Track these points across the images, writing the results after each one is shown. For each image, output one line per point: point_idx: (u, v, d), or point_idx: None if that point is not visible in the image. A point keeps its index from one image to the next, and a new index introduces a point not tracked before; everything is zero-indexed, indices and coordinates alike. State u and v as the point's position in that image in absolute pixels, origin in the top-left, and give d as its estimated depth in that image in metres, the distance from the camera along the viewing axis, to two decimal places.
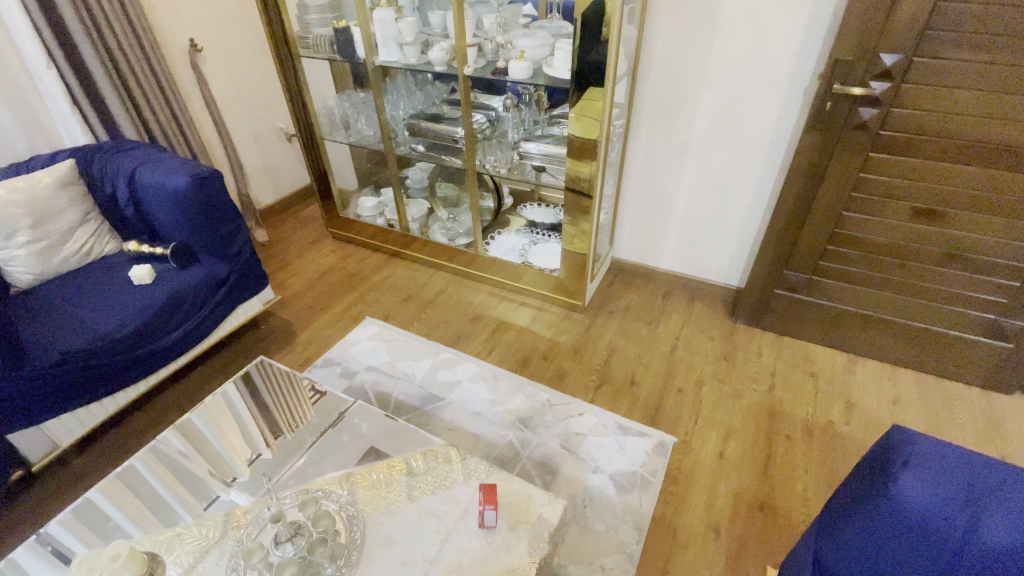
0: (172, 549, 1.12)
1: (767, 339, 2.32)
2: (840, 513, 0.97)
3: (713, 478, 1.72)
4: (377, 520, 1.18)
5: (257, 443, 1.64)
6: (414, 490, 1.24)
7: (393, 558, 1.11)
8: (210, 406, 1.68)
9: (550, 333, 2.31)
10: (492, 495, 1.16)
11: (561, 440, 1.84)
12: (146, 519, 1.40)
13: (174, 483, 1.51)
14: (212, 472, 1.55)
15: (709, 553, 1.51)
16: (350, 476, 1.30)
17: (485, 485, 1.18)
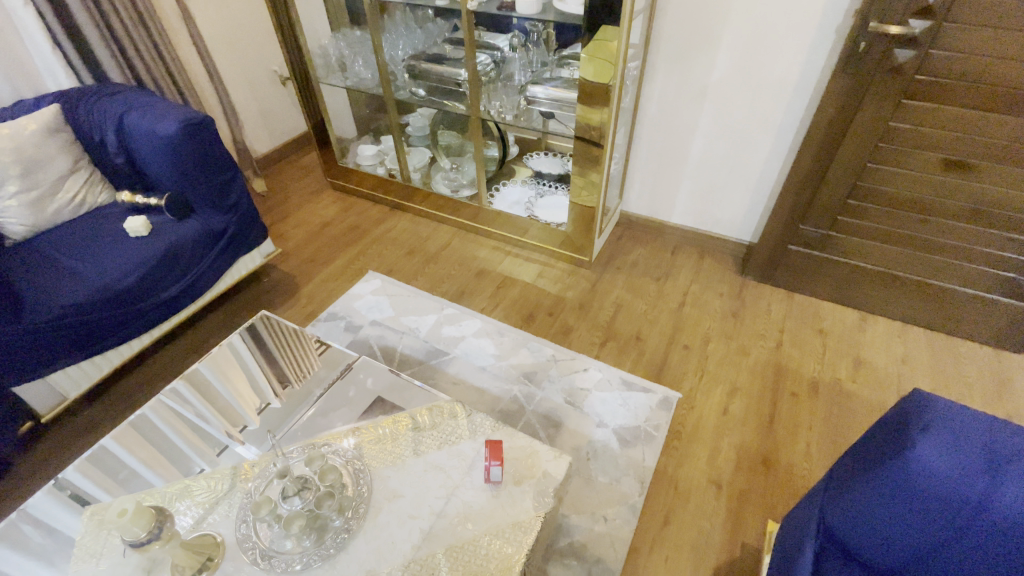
0: (182, 501, 1.14)
1: (776, 296, 2.28)
2: (846, 475, 0.98)
3: (716, 433, 1.73)
4: (383, 474, 1.19)
5: (265, 394, 1.65)
6: (421, 444, 1.24)
7: (400, 511, 1.12)
8: (217, 357, 1.67)
9: (555, 289, 2.27)
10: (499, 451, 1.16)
11: (566, 395, 1.84)
12: (161, 465, 1.43)
13: (185, 432, 1.53)
14: (222, 422, 1.57)
15: (710, 505, 1.54)
16: (356, 429, 1.30)
17: (491, 441, 1.17)
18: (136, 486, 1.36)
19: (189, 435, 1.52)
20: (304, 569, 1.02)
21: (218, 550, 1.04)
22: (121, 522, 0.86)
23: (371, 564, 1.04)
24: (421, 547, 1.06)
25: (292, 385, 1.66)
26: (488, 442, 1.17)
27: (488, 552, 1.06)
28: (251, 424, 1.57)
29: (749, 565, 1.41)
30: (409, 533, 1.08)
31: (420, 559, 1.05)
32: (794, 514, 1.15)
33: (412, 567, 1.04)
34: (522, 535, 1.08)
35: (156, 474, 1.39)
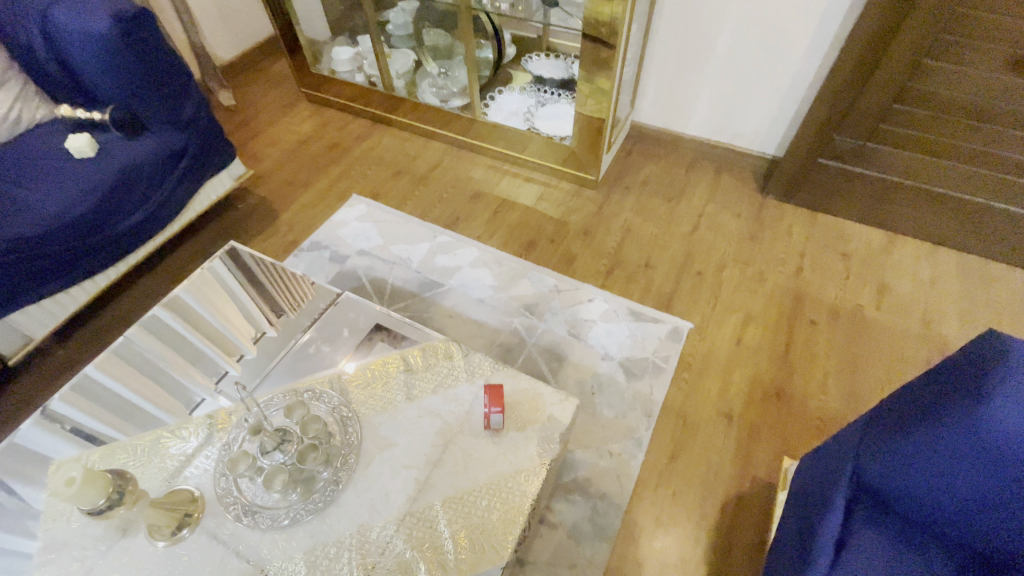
0: (161, 451, 1.05)
1: (798, 216, 2.10)
2: (892, 420, 0.88)
3: (728, 365, 1.63)
4: (371, 422, 1.08)
5: (259, 322, 1.54)
6: (412, 389, 1.12)
7: (393, 460, 1.03)
8: (199, 283, 1.52)
9: (558, 212, 2.07)
10: (499, 397, 1.05)
11: (569, 326, 1.71)
12: (160, 397, 1.36)
13: (179, 362, 1.43)
14: (217, 351, 1.47)
15: (720, 438, 1.48)
16: (348, 369, 1.18)
17: (490, 386, 1.06)
18: (138, 419, 1.29)
19: (184, 365, 1.43)
20: (292, 525, 0.95)
21: (197, 504, 0.97)
22: (69, 493, 0.76)
23: (363, 517, 0.96)
24: (416, 499, 0.98)
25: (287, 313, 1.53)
26: (487, 387, 1.06)
27: (489, 503, 0.98)
28: (248, 354, 1.48)
29: (759, 498, 1.37)
30: (403, 485, 1.00)
31: (415, 512, 0.97)
32: (818, 452, 1.09)
33: (406, 520, 0.96)
34: (525, 484, 0.99)
35: (157, 406, 1.32)
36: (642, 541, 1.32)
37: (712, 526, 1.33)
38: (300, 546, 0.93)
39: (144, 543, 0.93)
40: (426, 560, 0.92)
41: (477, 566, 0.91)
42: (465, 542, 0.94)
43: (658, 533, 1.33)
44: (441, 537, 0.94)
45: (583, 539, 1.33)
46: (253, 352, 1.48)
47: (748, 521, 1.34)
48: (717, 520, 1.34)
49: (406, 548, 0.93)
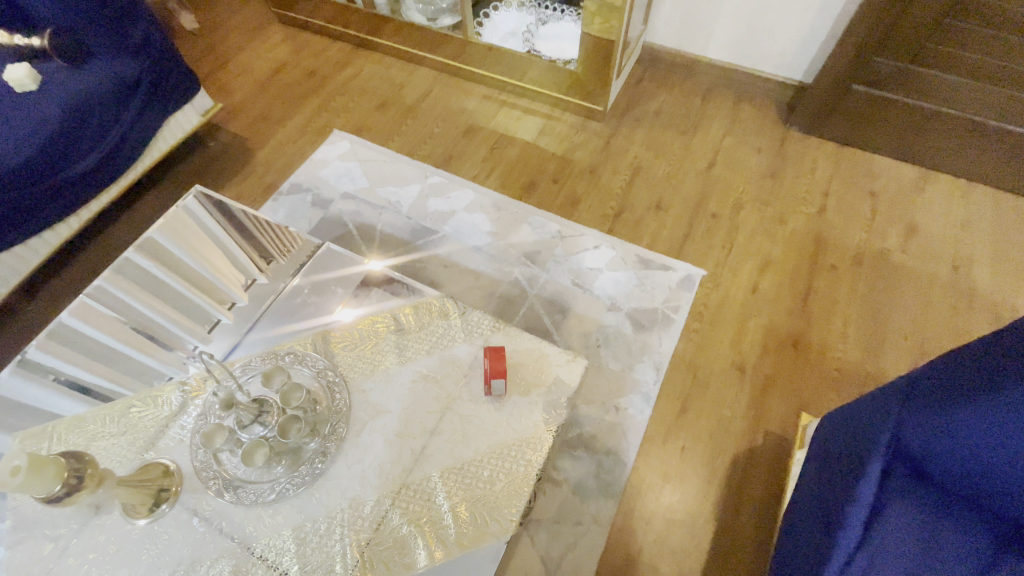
0: (136, 415, 0.97)
1: (823, 150, 1.92)
2: (934, 392, 0.81)
3: (743, 313, 1.53)
4: (360, 388, 0.98)
5: (247, 267, 1.39)
6: (403, 351, 1.02)
7: (385, 429, 0.94)
8: (176, 224, 1.37)
9: (561, 149, 1.89)
10: (501, 370, 0.93)
11: (574, 276, 1.59)
12: (151, 346, 1.24)
13: (165, 309, 1.30)
14: (204, 297, 1.34)
15: (733, 391, 1.40)
16: (347, 322, 1.09)
17: (491, 355, 0.94)
18: (130, 369, 1.19)
19: (171, 313, 1.30)
20: (279, 499, 0.87)
21: (174, 477, 0.89)
22: (16, 485, 0.67)
23: (355, 491, 0.89)
24: (412, 469, 0.91)
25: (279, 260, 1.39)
26: (487, 355, 0.94)
27: (492, 474, 0.90)
28: (239, 301, 1.34)
29: (771, 453, 1.32)
30: (396, 455, 0.92)
31: (411, 484, 0.89)
32: (836, 418, 1.02)
33: (402, 492, 0.89)
34: (530, 452, 0.92)
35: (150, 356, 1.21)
36: (649, 497, 1.27)
37: (722, 482, 1.29)
38: (288, 522, 0.86)
39: (117, 520, 0.86)
40: (425, 534, 0.86)
41: (479, 540, 0.85)
42: (466, 514, 0.87)
43: (666, 488, 1.28)
44: (441, 509, 0.88)
45: (587, 495, 1.28)
46: (243, 299, 1.35)
47: (759, 475, 1.29)
48: (727, 475, 1.29)
49: (403, 521, 0.86)
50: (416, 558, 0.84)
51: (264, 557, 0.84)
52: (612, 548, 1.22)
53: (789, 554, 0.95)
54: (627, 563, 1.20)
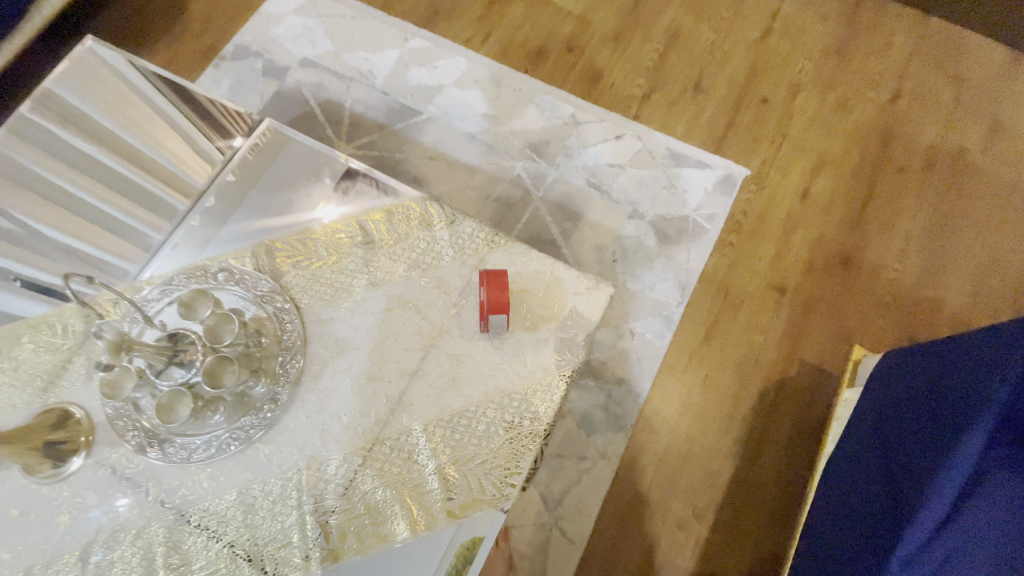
0: (30, 346, 0.76)
1: (905, 18, 1.53)
2: None
3: (788, 226, 1.28)
4: (315, 319, 0.76)
5: (199, 143, 0.98)
6: (372, 272, 0.78)
7: (352, 370, 0.73)
8: (92, 82, 1.00)
9: (577, 7, 1.48)
10: (503, 308, 0.70)
11: (588, 174, 1.30)
12: (95, 235, 0.92)
13: (99, 190, 0.95)
14: (150, 179, 0.97)
15: (769, 316, 1.20)
16: (330, 218, 0.82)
17: (489, 290, 0.70)
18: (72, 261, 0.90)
19: (111, 196, 0.95)
20: (220, 456, 0.69)
21: (81, 427, 0.71)
22: None
23: (314, 447, 0.70)
24: (386, 421, 0.71)
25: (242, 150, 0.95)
26: (483, 290, 0.70)
27: (489, 429, 0.70)
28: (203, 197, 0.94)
29: (806, 385, 1.16)
30: (366, 404, 0.72)
31: (385, 439, 0.70)
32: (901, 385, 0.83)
33: (374, 450, 0.70)
34: (537, 403, 0.71)
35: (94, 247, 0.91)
36: (663, 432, 1.13)
37: (747, 417, 1.13)
38: (232, 483, 0.69)
39: (13, 478, 0.69)
40: (404, 501, 0.68)
41: (473, 508, 0.68)
42: (456, 476, 0.69)
43: (685, 423, 1.13)
44: (424, 471, 0.69)
45: (594, 430, 1.13)
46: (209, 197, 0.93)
47: (790, 411, 1.14)
48: (755, 410, 1.14)
49: (377, 485, 0.68)
50: (394, 530, 0.67)
51: (204, 526, 0.68)
52: (620, 485, 1.10)
53: (836, 516, 0.82)
54: (635, 502, 1.09)
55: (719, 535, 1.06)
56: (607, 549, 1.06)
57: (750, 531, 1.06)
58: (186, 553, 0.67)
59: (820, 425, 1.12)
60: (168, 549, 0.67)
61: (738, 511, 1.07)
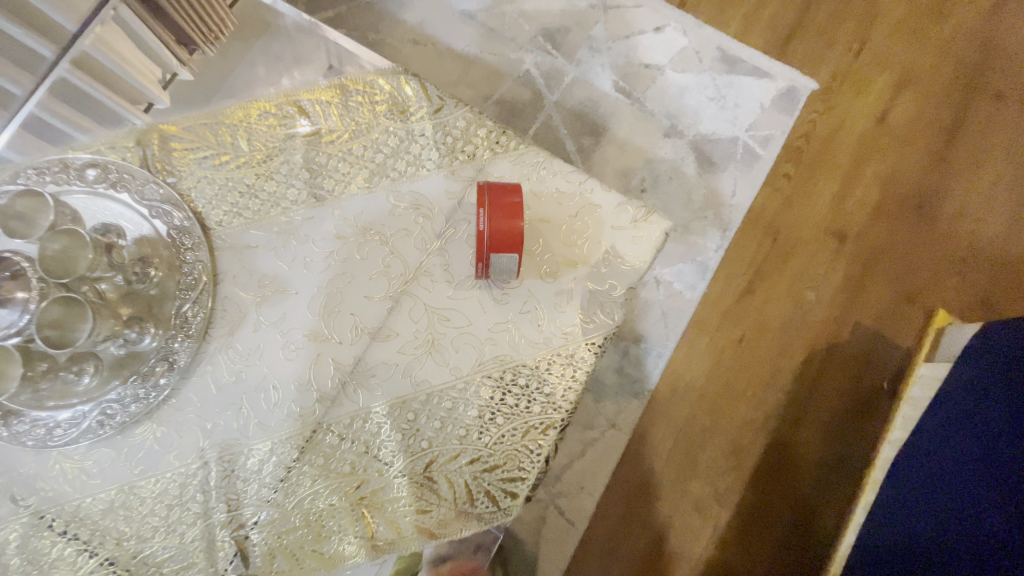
0: None
1: None
2: None
3: (856, 158, 1.04)
4: (232, 245, 0.51)
5: None
6: (316, 179, 0.53)
7: (283, 325, 0.50)
8: None
9: None
10: (513, 246, 0.45)
11: (617, 76, 1.01)
12: None
13: None
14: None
15: (824, 266, 0.99)
16: (301, 124, 0.54)
17: (492, 216, 0.45)
18: None
19: None
20: (92, 440, 0.48)
21: None
22: None
23: (227, 431, 0.48)
24: (332, 400, 0.48)
25: (204, 47, 0.60)
26: (483, 216, 0.45)
27: (483, 415, 0.49)
28: (157, 104, 0.56)
29: (862, 352, 0.96)
30: (303, 374, 0.49)
31: (333, 425, 0.48)
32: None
33: (315, 439, 0.48)
34: (551, 382, 0.50)
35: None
36: (688, 400, 0.94)
37: (789, 385, 0.94)
38: (108, 478, 0.48)
39: None
40: (358, 512, 0.47)
41: (455, 526, 0.48)
42: (434, 483, 0.48)
43: (712, 393, 0.94)
44: (388, 472, 0.48)
45: (604, 395, 0.94)
46: (165, 102, 0.57)
47: (840, 379, 0.95)
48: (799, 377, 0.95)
49: (319, 490, 0.47)
50: (342, 552, 0.47)
51: (73, 535, 0.47)
52: (630, 459, 0.93)
53: (887, 503, 0.66)
54: (647, 479, 0.92)
55: (742, 521, 0.90)
56: (611, 530, 0.90)
57: (777, 517, 0.90)
58: (38, 572, 0.46)
59: (874, 399, 0.93)
60: (11, 565, 0.46)
61: (766, 494, 0.91)
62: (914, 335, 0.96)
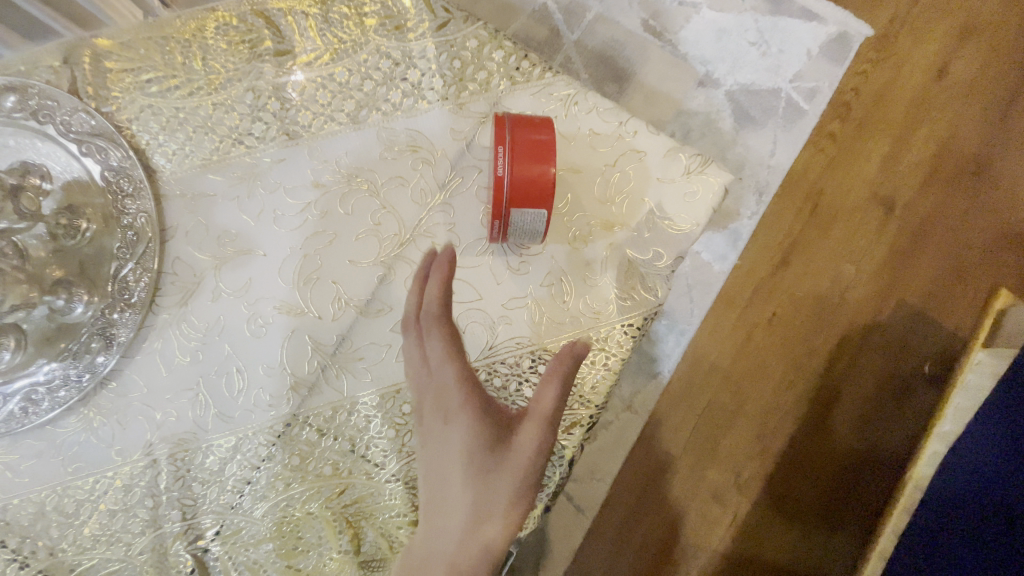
0: None
1: None
2: None
3: (917, 106, 0.79)
4: (184, 193, 0.41)
5: None
6: (288, 111, 0.42)
7: (248, 294, 0.40)
8: None
9: None
10: (541, 200, 0.35)
11: (651, 14, 0.80)
12: None
13: None
14: None
15: (862, 246, 0.79)
16: (296, 73, 0.43)
17: (516, 158, 0.34)
18: None
19: None
20: (15, 432, 0.39)
21: None
22: None
23: (180, 424, 0.39)
24: (309, 388, 0.39)
25: None
26: (505, 158, 0.34)
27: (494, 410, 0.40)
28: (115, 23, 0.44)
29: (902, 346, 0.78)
30: (273, 355, 0.40)
31: (310, 418, 0.39)
32: None
33: (287, 435, 0.39)
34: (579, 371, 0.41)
35: None
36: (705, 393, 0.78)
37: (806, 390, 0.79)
38: (36, 477, 0.39)
39: None
40: (341, 522, 0.39)
41: None
42: None
43: (722, 394, 0.79)
44: (379, 477, 0.39)
45: None
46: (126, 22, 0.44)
47: (868, 381, 0.78)
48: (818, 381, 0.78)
49: (294, 495, 0.39)
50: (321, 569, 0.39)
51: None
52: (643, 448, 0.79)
53: None
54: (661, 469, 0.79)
55: (737, 543, 0.77)
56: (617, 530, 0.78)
57: (792, 530, 0.77)
58: None
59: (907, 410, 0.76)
60: None
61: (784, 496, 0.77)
62: (968, 321, 0.76)
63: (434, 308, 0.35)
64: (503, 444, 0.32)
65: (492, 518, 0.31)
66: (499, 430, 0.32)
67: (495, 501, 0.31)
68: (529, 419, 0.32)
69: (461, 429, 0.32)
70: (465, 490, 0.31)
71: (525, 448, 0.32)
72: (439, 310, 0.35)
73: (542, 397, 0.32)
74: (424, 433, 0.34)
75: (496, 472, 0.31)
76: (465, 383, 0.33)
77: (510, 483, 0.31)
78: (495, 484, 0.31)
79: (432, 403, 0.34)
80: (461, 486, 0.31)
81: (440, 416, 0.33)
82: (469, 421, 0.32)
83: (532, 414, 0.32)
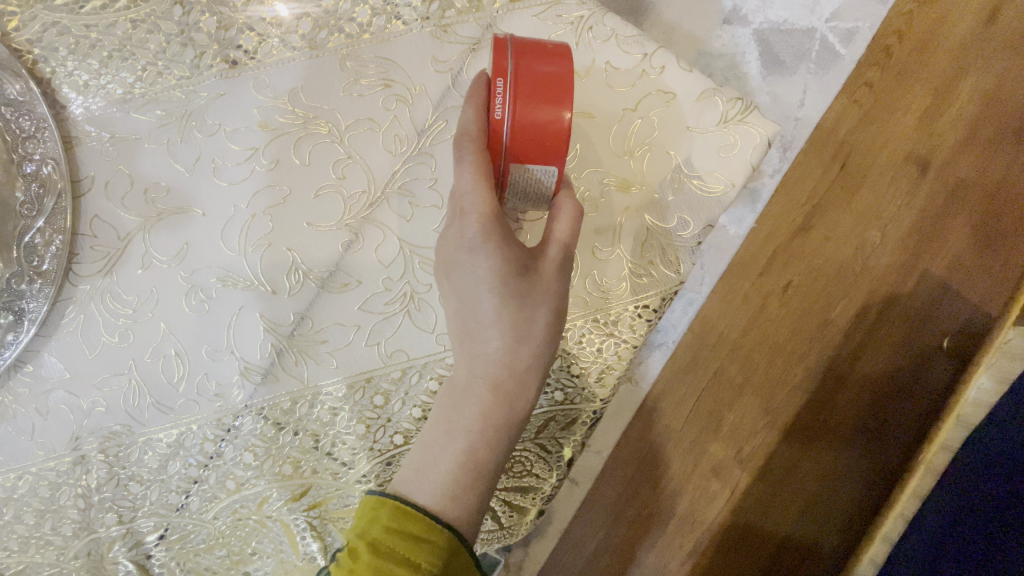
0: None
1: None
2: None
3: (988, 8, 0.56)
4: (104, 136, 0.33)
5: None
6: (228, 32, 0.34)
7: (184, 259, 0.33)
8: None
9: None
10: (550, 154, 0.27)
11: None
12: None
13: None
14: None
15: (897, 190, 0.57)
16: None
17: (522, 95, 0.27)
18: None
19: None
20: None
21: None
22: None
23: (111, 414, 0.33)
24: (262, 376, 0.33)
25: None
26: (507, 93, 0.27)
27: None
28: None
29: (931, 318, 0.57)
30: (218, 334, 0.33)
31: (265, 411, 0.33)
32: None
33: (239, 429, 0.33)
34: (581, 362, 0.35)
35: None
36: (701, 380, 0.57)
37: (808, 389, 0.58)
38: None
39: None
40: (303, 525, 0.34)
41: None
42: None
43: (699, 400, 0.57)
44: (345, 479, 0.34)
45: None
46: None
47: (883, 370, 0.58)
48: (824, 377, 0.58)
49: (248, 497, 0.33)
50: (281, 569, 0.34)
51: None
52: (630, 433, 0.57)
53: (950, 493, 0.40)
54: (651, 462, 0.57)
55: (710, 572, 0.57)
56: (593, 549, 0.58)
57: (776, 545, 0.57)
58: None
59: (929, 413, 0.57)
60: None
61: (779, 499, 0.57)
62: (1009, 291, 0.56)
63: (475, 132, 0.27)
64: (531, 271, 0.29)
65: (531, 344, 0.29)
66: (525, 256, 0.29)
67: (531, 329, 0.29)
68: (548, 244, 0.29)
69: (490, 257, 0.29)
70: (499, 320, 0.29)
71: (550, 274, 0.29)
72: (479, 132, 0.28)
73: (556, 222, 0.29)
74: (445, 262, 0.30)
75: (529, 300, 0.29)
76: (495, 209, 0.28)
77: (546, 307, 0.29)
78: (530, 311, 0.29)
79: (453, 231, 0.30)
80: (496, 314, 0.29)
81: (463, 246, 0.29)
82: (500, 248, 0.28)
83: (555, 240, 0.29)
